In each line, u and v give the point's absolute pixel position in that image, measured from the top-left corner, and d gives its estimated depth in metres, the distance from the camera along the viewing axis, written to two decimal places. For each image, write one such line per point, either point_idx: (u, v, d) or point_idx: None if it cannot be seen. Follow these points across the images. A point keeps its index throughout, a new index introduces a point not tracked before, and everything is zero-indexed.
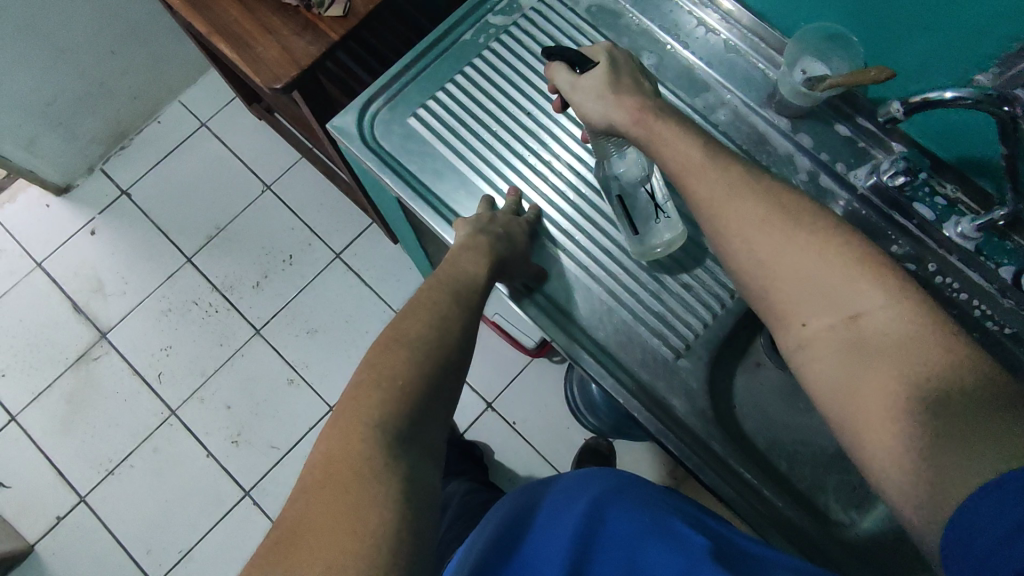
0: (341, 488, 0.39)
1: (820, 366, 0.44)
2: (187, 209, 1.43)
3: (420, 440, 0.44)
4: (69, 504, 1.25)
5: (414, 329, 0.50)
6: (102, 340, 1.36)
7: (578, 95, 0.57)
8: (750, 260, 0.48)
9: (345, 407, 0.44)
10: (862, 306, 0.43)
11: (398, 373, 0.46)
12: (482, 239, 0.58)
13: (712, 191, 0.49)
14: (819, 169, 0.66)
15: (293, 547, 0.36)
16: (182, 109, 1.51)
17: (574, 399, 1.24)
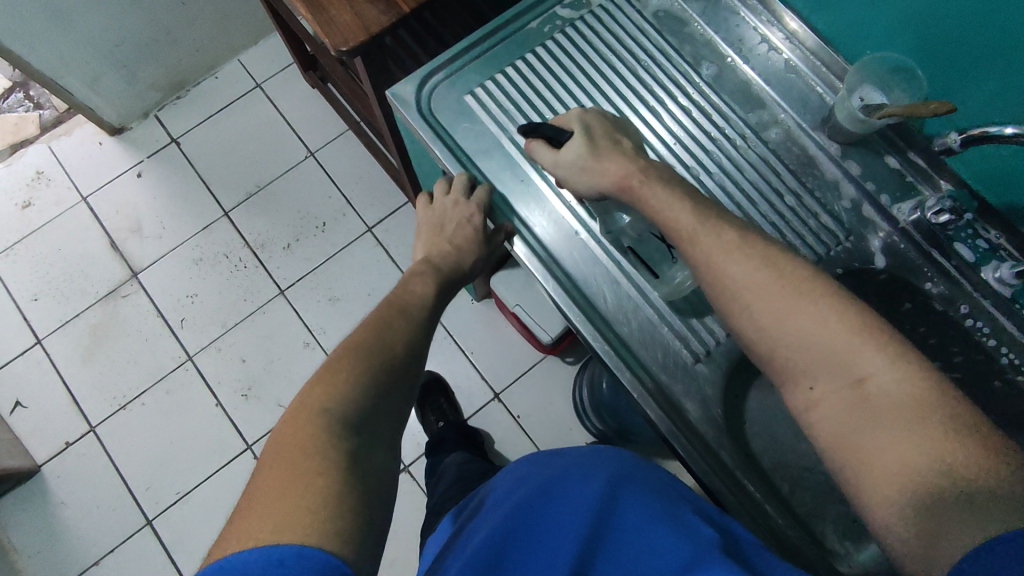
0: (291, 461, 0.46)
1: (829, 424, 0.47)
2: (232, 165, 1.48)
3: (368, 429, 0.51)
4: (79, 432, 1.32)
5: (369, 336, 0.57)
6: (133, 279, 1.41)
7: (561, 171, 0.62)
8: (754, 321, 0.50)
9: (300, 400, 0.51)
10: (865, 370, 0.46)
11: (343, 367, 0.53)
12: (432, 264, 0.67)
13: (709, 254, 0.53)
14: (864, 199, 0.65)
15: (249, 516, 0.43)
16: (241, 68, 1.55)
17: (580, 401, 1.25)
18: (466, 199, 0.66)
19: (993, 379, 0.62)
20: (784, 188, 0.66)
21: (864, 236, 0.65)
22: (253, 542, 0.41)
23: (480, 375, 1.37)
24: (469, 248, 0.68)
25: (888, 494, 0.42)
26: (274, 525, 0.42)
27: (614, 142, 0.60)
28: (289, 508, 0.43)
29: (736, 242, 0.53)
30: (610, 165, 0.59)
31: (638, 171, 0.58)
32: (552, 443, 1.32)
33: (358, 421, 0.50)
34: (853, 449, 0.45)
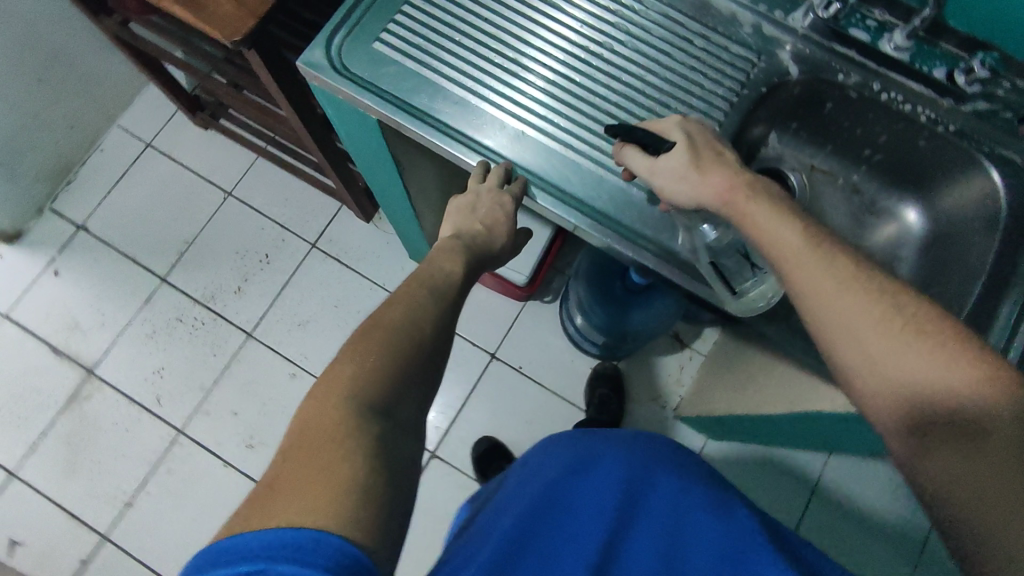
0: (319, 448, 0.44)
1: (932, 477, 0.44)
2: (152, 231, 1.42)
3: (395, 417, 0.48)
4: (91, 545, 1.24)
5: (392, 314, 0.54)
6: (91, 377, 1.34)
7: (655, 178, 0.59)
8: (860, 356, 0.49)
9: (325, 379, 0.48)
10: (985, 423, 0.43)
11: (374, 353, 0.50)
12: (460, 241, 0.65)
13: (818, 282, 0.51)
14: (761, 21, 0.71)
15: (270, 498, 0.42)
16: (124, 134, 1.48)
17: (575, 329, 1.31)
18: (501, 185, 0.65)
19: (919, 138, 0.70)
20: (691, 34, 0.70)
21: (772, 53, 0.71)
22: (271, 526, 0.40)
23: (470, 342, 1.38)
24: (501, 228, 0.67)
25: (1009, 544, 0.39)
26: (295, 510, 0.40)
27: (716, 155, 0.59)
28: (313, 497, 0.41)
29: (851, 273, 0.51)
30: (716, 178, 0.57)
31: (745, 187, 0.56)
32: (562, 380, 1.36)
33: (386, 409, 0.48)
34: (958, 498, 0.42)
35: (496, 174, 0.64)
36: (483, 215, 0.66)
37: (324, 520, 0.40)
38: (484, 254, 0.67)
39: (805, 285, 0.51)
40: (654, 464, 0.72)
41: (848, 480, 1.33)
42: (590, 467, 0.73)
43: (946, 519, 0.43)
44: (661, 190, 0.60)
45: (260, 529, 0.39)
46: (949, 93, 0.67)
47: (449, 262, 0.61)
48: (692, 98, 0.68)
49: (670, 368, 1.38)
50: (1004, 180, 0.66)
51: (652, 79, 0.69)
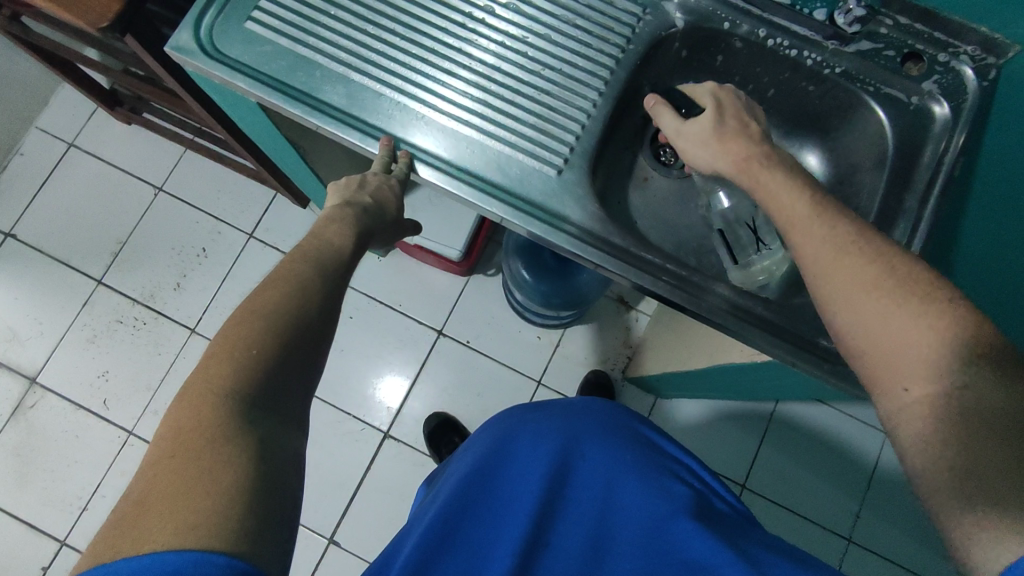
0: (195, 458, 0.41)
1: (907, 432, 0.44)
2: (83, 233, 1.39)
3: (280, 409, 0.46)
4: (51, 552, 1.24)
5: (269, 299, 0.49)
6: (34, 385, 1.32)
7: (680, 142, 0.63)
8: (851, 318, 0.48)
9: (198, 378, 0.45)
10: (966, 378, 0.43)
11: (252, 342, 0.46)
12: (349, 212, 0.59)
13: (823, 249, 0.50)
14: None
15: (139, 514, 0.39)
16: (43, 134, 1.43)
17: (516, 302, 1.32)
18: (385, 170, 0.63)
19: (808, 84, 0.70)
20: None
21: (660, 5, 0.69)
22: (146, 549, 0.37)
23: (416, 321, 1.38)
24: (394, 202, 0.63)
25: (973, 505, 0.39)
26: (171, 530, 0.38)
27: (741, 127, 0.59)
28: (188, 510, 0.39)
29: (852, 241, 0.50)
30: (737, 145, 0.58)
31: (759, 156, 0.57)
32: (511, 352, 1.37)
33: (265, 402, 0.45)
34: (930, 458, 0.43)
35: (380, 154, 0.63)
36: (371, 193, 0.61)
37: (206, 541, 0.38)
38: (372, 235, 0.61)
39: (808, 250, 0.51)
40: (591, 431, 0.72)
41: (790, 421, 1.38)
42: (521, 437, 0.72)
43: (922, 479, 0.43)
44: (682, 152, 0.62)
45: (136, 555, 0.37)
46: (835, 35, 0.66)
47: (339, 237, 0.56)
48: (578, 59, 0.67)
49: (617, 331, 1.39)
50: (889, 116, 0.68)
51: (538, 43, 0.67)
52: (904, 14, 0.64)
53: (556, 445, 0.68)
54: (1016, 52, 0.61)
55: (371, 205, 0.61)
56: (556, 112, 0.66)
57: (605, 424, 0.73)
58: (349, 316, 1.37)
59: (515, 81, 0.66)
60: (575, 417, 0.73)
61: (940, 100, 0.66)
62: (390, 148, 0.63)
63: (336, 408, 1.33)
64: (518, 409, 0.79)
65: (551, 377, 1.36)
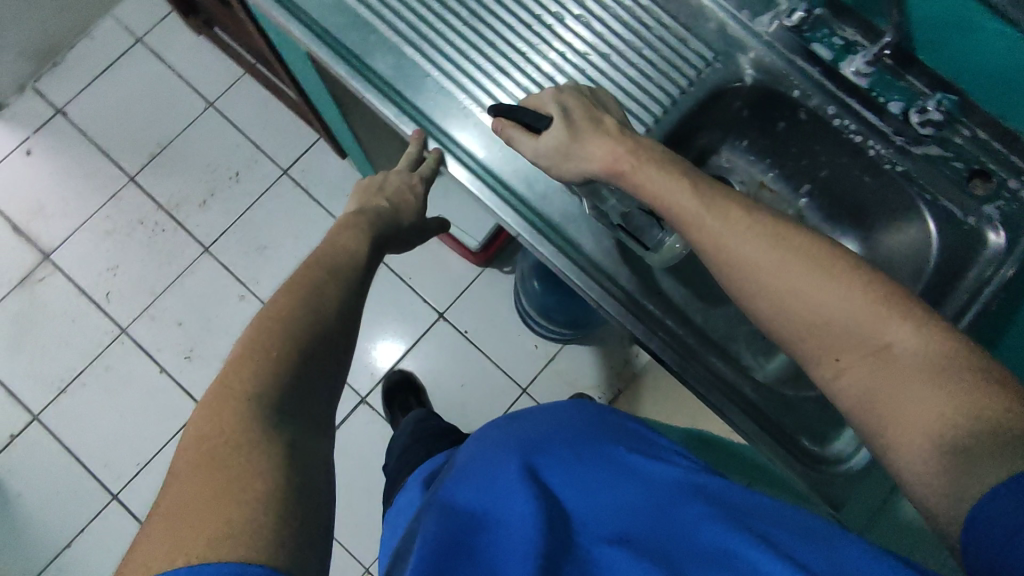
0: (222, 467, 0.40)
1: (855, 397, 0.47)
2: (128, 128, 1.41)
3: (303, 414, 0.46)
4: (23, 423, 1.29)
5: (290, 305, 0.49)
6: (47, 261, 1.35)
7: (542, 161, 0.59)
8: (766, 298, 0.50)
9: (220, 387, 0.45)
10: (889, 336, 0.46)
11: (274, 346, 0.46)
12: (365, 217, 0.61)
13: (719, 232, 0.52)
14: (728, 19, 0.66)
15: (167, 528, 0.37)
16: (116, 24, 1.45)
17: (523, 308, 1.30)
18: (407, 171, 0.65)
19: (865, 174, 0.66)
20: (652, 21, 0.66)
21: (732, 56, 0.66)
22: (181, 561, 0.35)
23: (421, 298, 1.38)
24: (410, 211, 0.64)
25: (932, 456, 0.42)
26: (206, 539, 0.36)
27: (592, 121, 0.57)
28: (219, 514, 0.37)
29: (740, 218, 0.52)
30: (596, 150, 0.57)
31: (626, 152, 0.56)
32: (505, 352, 1.36)
33: (288, 406, 0.45)
34: (882, 423, 0.45)
35: (407, 152, 0.64)
36: (388, 196, 0.64)
37: (246, 548, 0.36)
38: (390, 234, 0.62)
39: (712, 235, 0.52)
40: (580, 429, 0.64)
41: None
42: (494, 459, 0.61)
43: (880, 443, 0.45)
44: (556, 170, 0.59)
45: (167, 569, 0.35)
46: (905, 131, 0.62)
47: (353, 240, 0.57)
48: (635, 90, 0.65)
49: (613, 360, 1.35)
50: (939, 230, 0.64)
51: (599, 64, 0.65)
52: (985, 129, 0.61)
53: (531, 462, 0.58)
54: None
55: (387, 210, 0.63)
56: None
57: (595, 423, 0.66)
58: None
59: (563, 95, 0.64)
60: (549, 432, 0.63)
61: (996, 228, 0.61)
62: (421, 142, 0.63)
63: None
64: (499, 419, 0.73)
65: (537, 388, 1.35)
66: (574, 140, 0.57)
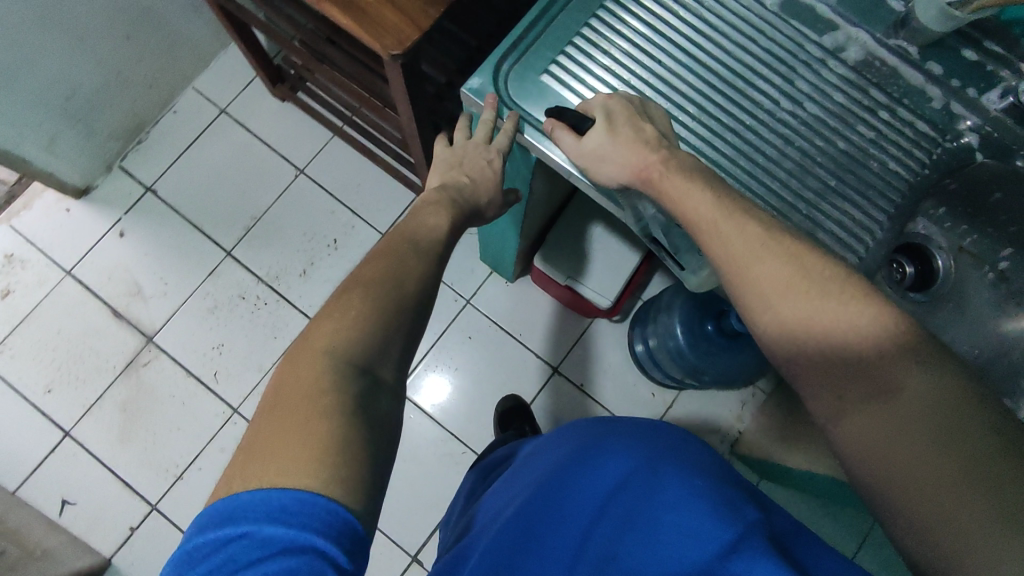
0: (298, 408, 0.47)
1: (849, 436, 0.47)
2: (220, 201, 1.39)
3: (375, 373, 0.51)
4: (141, 514, 1.25)
5: (372, 269, 0.56)
6: (150, 344, 1.32)
7: (582, 161, 0.61)
8: (777, 324, 0.51)
9: (307, 337, 0.51)
10: (897, 379, 0.46)
11: (352, 306, 0.52)
12: (445, 194, 0.67)
13: (734, 251, 0.53)
14: (950, 97, 0.67)
15: (250, 456, 0.46)
16: (198, 96, 1.43)
17: (640, 356, 1.30)
18: (485, 142, 0.68)
19: None
20: (874, 104, 0.66)
21: (956, 133, 0.67)
22: (254, 485, 0.43)
23: (533, 353, 1.37)
24: (484, 186, 0.69)
25: (926, 514, 0.41)
26: (277, 470, 0.44)
27: (636, 129, 0.58)
28: (289, 451, 0.44)
29: (764, 239, 0.52)
30: (630, 157, 0.58)
31: (658, 162, 0.57)
32: (622, 402, 1.35)
33: (362, 363, 0.50)
34: (873, 465, 0.45)
35: (484, 124, 0.66)
36: (468, 171, 0.68)
37: (309, 480, 0.43)
38: (472, 207, 0.69)
39: (735, 253, 0.53)
40: (663, 451, 0.63)
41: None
42: (600, 451, 0.65)
43: (863, 480, 0.46)
44: (590, 170, 0.61)
45: (247, 489, 0.43)
46: None
47: (434, 216, 0.64)
48: (869, 175, 0.64)
49: (731, 404, 1.35)
50: None
51: (831, 151, 0.64)
52: None
53: (638, 466, 0.61)
54: None
55: (465, 185, 0.68)
56: (846, 224, 0.63)
57: (677, 447, 0.64)
58: (468, 335, 1.38)
59: (806, 187, 0.63)
60: (656, 442, 0.64)
61: None
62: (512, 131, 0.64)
63: (440, 425, 1.33)
64: (589, 421, 0.74)
65: None
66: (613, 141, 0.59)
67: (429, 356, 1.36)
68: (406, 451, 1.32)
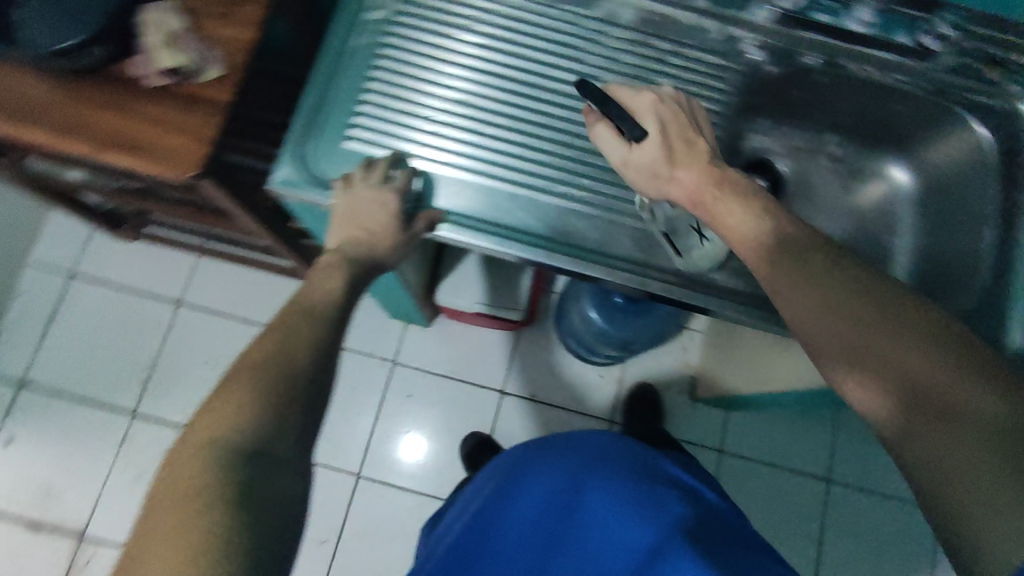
0: (181, 505, 0.45)
1: (903, 439, 0.50)
2: (105, 366, 1.30)
3: (269, 456, 0.48)
4: None
5: (269, 342, 0.53)
6: (84, 541, 1.21)
7: (627, 173, 0.61)
8: (827, 342, 0.54)
9: (204, 416, 0.49)
10: (955, 395, 0.48)
11: (245, 388, 0.49)
12: (346, 257, 0.60)
13: (780, 277, 0.56)
14: (725, 24, 0.70)
15: (133, 560, 0.44)
16: (42, 270, 1.33)
17: (574, 347, 1.32)
18: (382, 179, 0.61)
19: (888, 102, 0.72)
20: (661, 56, 0.69)
21: (742, 54, 0.70)
22: None
23: (477, 385, 1.35)
24: (387, 235, 0.61)
25: (982, 514, 0.44)
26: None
27: (688, 146, 0.60)
28: (167, 559, 0.43)
29: (813, 258, 0.56)
30: (684, 177, 0.60)
31: (711, 186, 0.59)
32: (576, 396, 1.35)
33: (250, 449, 0.48)
34: (931, 466, 0.48)
35: (384, 160, 0.62)
36: (366, 223, 0.60)
37: None
38: (372, 262, 0.61)
39: (773, 279, 0.57)
40: (588, 461, 0.72)
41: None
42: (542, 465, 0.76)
43: (917, 479, 0.49)
44: (630, 182, 0.62)
45: None
46: (915, 56, 0.69)
47: (333, 281, 0.58)
48: None
49: (674, 353, 1.37)
50: (984, 126, 0.69)
51: None
52: None
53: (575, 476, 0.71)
54: None
55: (365, 240, 0.61)
56: None
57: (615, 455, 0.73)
58: (407, 395, 1.33)
59: None
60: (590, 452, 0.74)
61: None
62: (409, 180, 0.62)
63: (414, 493, 1.29)
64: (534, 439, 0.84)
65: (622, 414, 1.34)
66: (667, 157, 0.59)
67: (377, 430, 1.31)
68: (391, 532, 1.27)
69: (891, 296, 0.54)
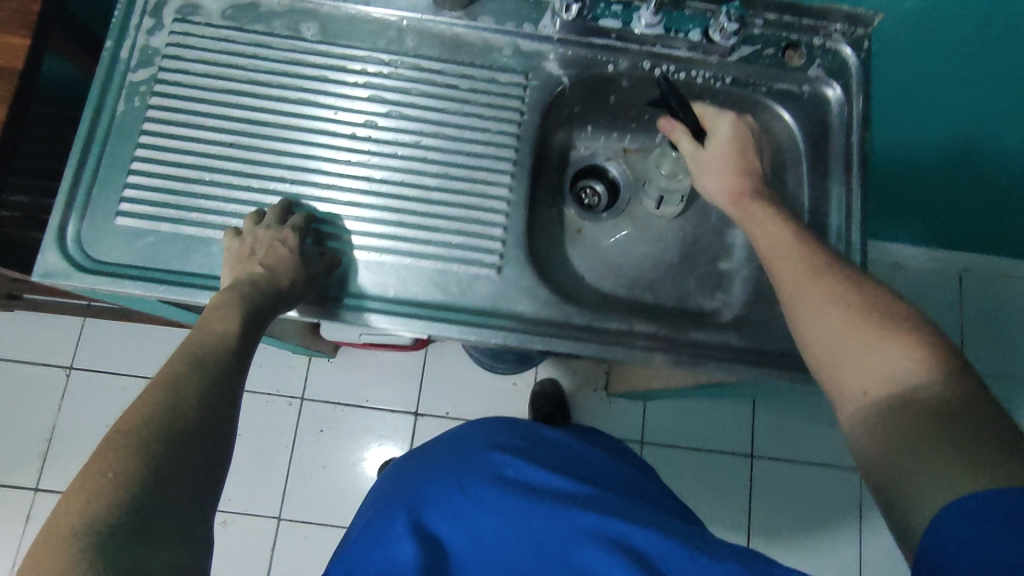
0: None
1: (860, 417, 0.48)
2: (1, 443, 1.25)
3: (159, 534, 0.39)
4: None
5: (140, 407, 0.43)
6: None
7: (698, 174, 0.63)
8: (801, 322, 0.53)
9: (62, 513, 0.38)
10: (912, 377, 0.46)
11: (112, 465, 0.40)
12: (237, 291, 0.52)
13: (769, 247, 0.57)
14: (515, 38, 0.67)
15: None
16: None
17: (482, 361, 1.28)
18: (276, 223, 0.57)
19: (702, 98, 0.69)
20: (453, 81, 0.65)
21: (539, 67, 0.67)
22: None
23: (390, 410, 1.32)
24: (284, 270, 0.55)
25: (920, 482, 0.42)
26: None
27: (743, 152, 0.62)
28: None
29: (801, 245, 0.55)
30: (729, 181, 0.61)
31: (751, 190, 0.61)
32: (491, 407, 1.33)
33: (137, 527, 0.39)
34: (878, 440, 0.46)
35: (273, 211, 0.58)
36: (262, 259, 0.55)
37: None
38: (274, 292, 0.53)
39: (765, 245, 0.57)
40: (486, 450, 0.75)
41: (886, 232, 1.14)
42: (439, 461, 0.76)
43: (863, 453, 0.47)
44: (698, 181, 0.64)
45: None
46: (712, 49, 0.66)
47: (222, 322, 0.49)
48: (477, 150, 0.64)
49: None
50: (791, 113, 0.68)
51: (431, 146, 0.64)
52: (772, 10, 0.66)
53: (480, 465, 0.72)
54: (877, 20, 0.66)
55: (259, 274, 0.54)
56: (474, 208, 0.63)
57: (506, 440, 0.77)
58: (320, 429, 1.31)
59: (422, 194, 0.62)
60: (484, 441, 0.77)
61: (830, 83, 0.67)
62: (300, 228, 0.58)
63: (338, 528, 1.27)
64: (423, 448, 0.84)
65: None
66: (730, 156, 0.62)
67: (292, 470, 1.29)
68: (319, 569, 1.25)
69: (871, 286, 0.52)
